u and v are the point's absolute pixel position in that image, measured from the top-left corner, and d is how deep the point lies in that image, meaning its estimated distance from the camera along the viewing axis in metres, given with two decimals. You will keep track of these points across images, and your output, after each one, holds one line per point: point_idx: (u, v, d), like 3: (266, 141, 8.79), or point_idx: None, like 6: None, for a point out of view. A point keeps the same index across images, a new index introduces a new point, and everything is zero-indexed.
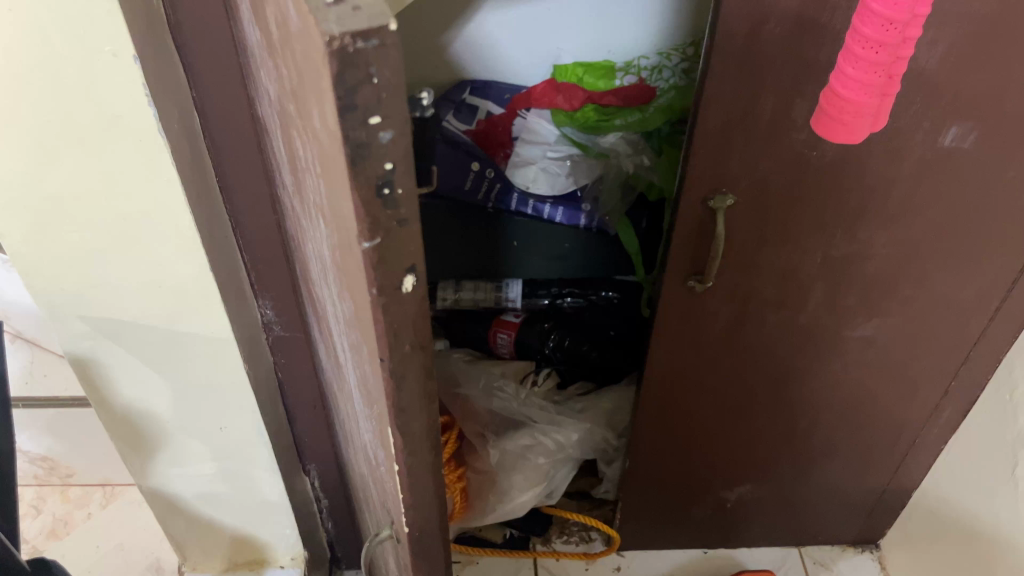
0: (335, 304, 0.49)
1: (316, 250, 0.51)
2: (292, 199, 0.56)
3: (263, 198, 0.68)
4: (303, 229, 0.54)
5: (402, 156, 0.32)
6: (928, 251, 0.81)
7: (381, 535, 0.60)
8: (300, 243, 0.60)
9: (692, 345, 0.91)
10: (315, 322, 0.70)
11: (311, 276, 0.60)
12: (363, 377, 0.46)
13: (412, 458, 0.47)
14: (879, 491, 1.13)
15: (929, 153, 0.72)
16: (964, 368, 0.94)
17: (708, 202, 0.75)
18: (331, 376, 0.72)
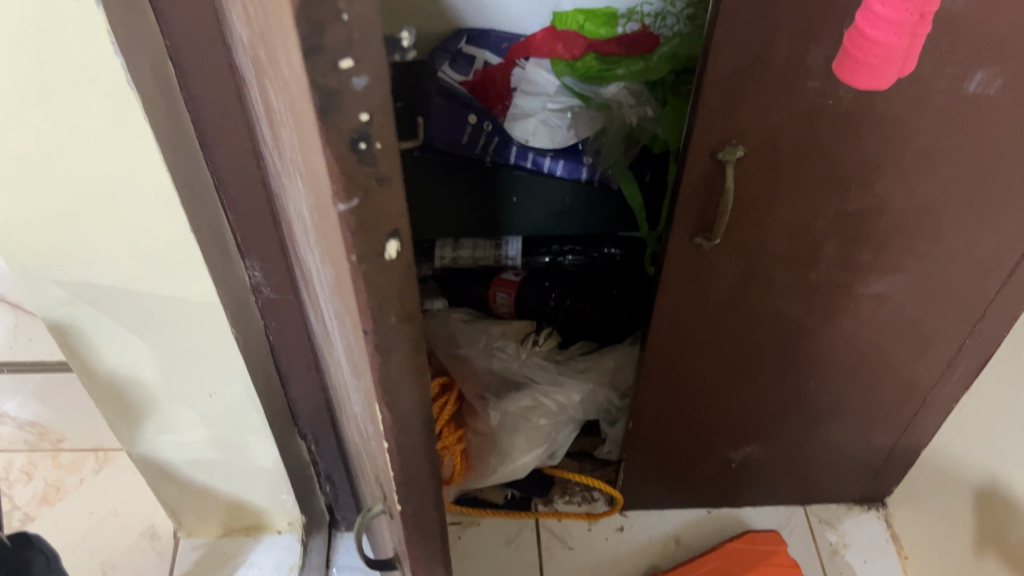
0: (320, 270, 0.46)
1: (298, 214, 0.47)
2: (272, 155, 0.53)
3: (246, 155, 0.64)
4: (286, 189, 0.51)
5: (379, 106, 0.28)
6: (946, 205, 0.77)
7: (375, 509, 0.58)
8: (284, 202, 0.57)
9: (698, 303, 0.88)
10: (303, 284, 0.67)
11: (294, 238, 0.57)
12: (349, 348, 0.43)
13: (403, 433, 0.44)
14: (888, 449, 1.11)
15: (952, 101, 0.68)
16: (980, 324, 0.91)
17: (718, 153, 0.71)
18: (322, 342, 0.68)
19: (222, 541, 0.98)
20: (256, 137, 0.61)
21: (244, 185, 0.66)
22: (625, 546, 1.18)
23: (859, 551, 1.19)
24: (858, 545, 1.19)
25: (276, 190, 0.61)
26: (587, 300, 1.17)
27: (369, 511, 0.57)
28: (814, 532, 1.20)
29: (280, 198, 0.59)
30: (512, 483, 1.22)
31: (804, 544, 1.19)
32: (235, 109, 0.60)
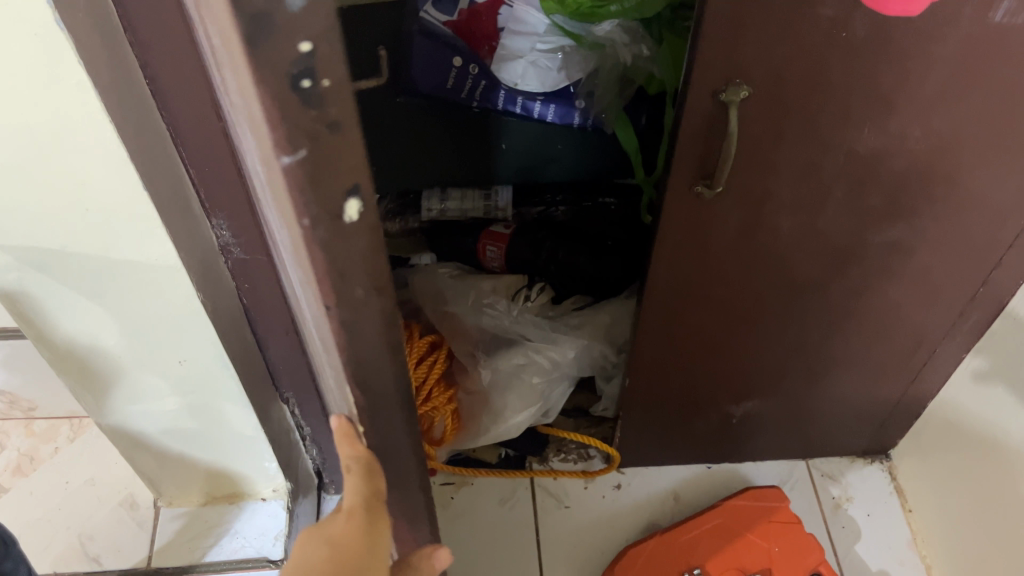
0: (282, 234, 0.40)
1: (254, 170, 0.41)
2: (225, 101, 0.44)
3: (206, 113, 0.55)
4: (243, 143, 0.43)
5: (321, 35, 0.31)
6: (965, 145, 0.72)
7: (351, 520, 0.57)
8: (245, 162, 0.49)
9: (698, 254, 0.83)
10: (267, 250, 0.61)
11: (259, 199, 0.50)
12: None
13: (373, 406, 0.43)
14: (895, 400, 1.07)
15: (977, 30, 0.62)
16: (995, 272, 0.86)
17: (720, 94, 0.66)
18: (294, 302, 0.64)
19: (204, 509, 0.94)
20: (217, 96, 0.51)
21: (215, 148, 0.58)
22: (622, 504, 1.15)
23: (861, 504, 1.16)
24: (861, 497, 1.16)
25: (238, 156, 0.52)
26: (582, 251, 1.11)
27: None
28: (816, 485, 1.17)
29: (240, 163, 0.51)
30: (506, 442, 1.19)
31: (806, 498, 1.16)
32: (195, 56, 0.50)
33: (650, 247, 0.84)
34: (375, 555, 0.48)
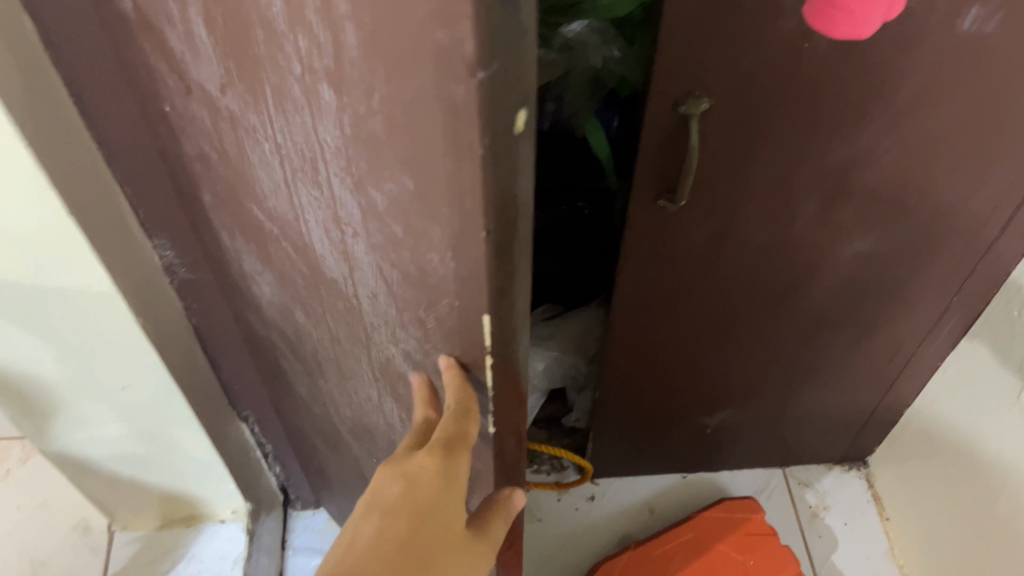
0: (351, 206, 0.41)
1: (306, 152, 0.41)
2: (238, 95, 0.42)
3: (162, 119, 0.54)
4: (270, 131, 0.42)
5: None
6: (941, 153, 0.70)
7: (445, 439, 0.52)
8: (250, 161, 0.47)
9: (666, 267, 0.80)
10: (234, 249, 0.62)
11: (270, 192, 0.48)
12: (445, 267, 0.38)
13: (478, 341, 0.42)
14: (872, 409, 1.05)
15: (948, 37, 0.59)
16: (969, 282, 0.84)
17: (679, 107, 0.63)
18: (287, 301, 0.62)
19: (160, 533, 0.93)
20: (164, 106, 0.52)
21: (172, 163, 0.59)
22: (594, 516, 1.13)
23: (839, 513, 1.14)
24: (838, 507, 1.14)
25: (215, 157, 0.51)
26: (583, 250, 1.07)
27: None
28: (793, 494, 1.16)
29: (241, 164, 0.49)
30: None
31: (783, 508, 1.14)
32: (160, 60, 0.47)
33: (616, 260, 0.81)
34: (451, 498, 0.44)
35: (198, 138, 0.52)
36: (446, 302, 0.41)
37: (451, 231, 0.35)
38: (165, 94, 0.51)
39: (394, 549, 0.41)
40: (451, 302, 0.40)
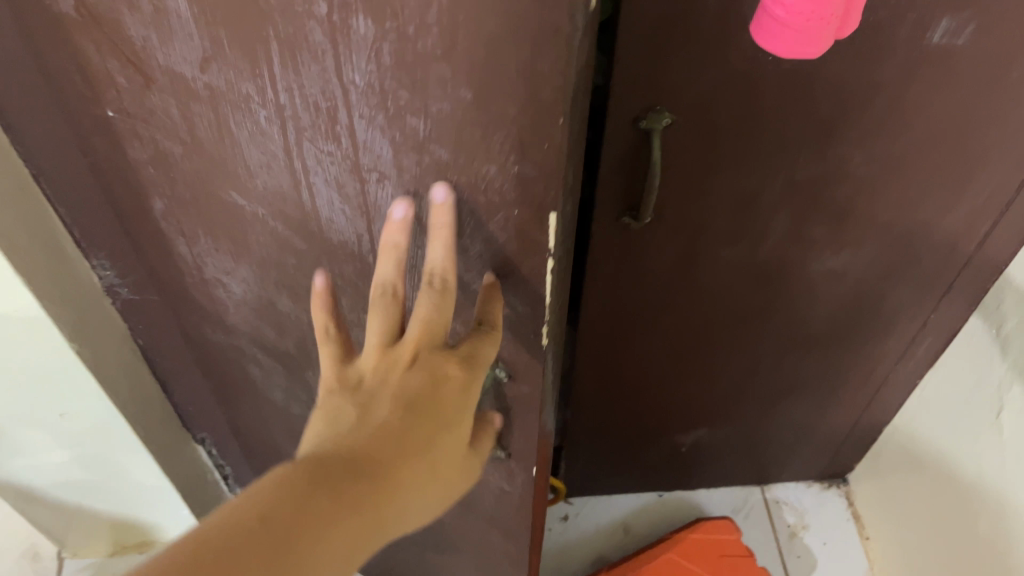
0: (383, 145, 0.41)
1: (319, 103, 0.40)
2: (227, 67, 0.41)
3: (106, 127, 0.51)
4: (269, 91, 0.41)
5: None
6: (913, 169, 0.67)
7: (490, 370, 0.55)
8: (238, 138, 0.46)
9: (634, 285, 0.77)
10: (192, 256, 0.61)
11: (263, 165, 0.47)
12: (505, 175, 0.39)
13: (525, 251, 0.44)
14: (850, 426, 1.02)
15: (916, 52, 0.57)
16: (947, 299, 0.81)
17: (640, 122, 0.60)
18: (269, 290, 0.60)
19: (110, 561, 0.91)
20: (108, 111, 0.50)
21: (117, 179, 0.56)
22: (565, 537, 1.10)
23: (818, 532, 1.12)
24: (817, 526, 1.12)
25: (179, 153, 0.50)
26: None
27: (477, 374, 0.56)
28: (770, 513, 1.13)
29: (221, 148, 0.48)
30: None
31: (760, 526, 1.12)
32: (111, 55, 0.45)
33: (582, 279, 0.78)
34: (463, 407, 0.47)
35: (155, 137, 0.50)
36: (503, 216, 0.42)
37: (517, 133, 0.37)
38: (112, 97, 0.48)
39: (394, 431, 0.42)
40: (507, 214, 0.42)
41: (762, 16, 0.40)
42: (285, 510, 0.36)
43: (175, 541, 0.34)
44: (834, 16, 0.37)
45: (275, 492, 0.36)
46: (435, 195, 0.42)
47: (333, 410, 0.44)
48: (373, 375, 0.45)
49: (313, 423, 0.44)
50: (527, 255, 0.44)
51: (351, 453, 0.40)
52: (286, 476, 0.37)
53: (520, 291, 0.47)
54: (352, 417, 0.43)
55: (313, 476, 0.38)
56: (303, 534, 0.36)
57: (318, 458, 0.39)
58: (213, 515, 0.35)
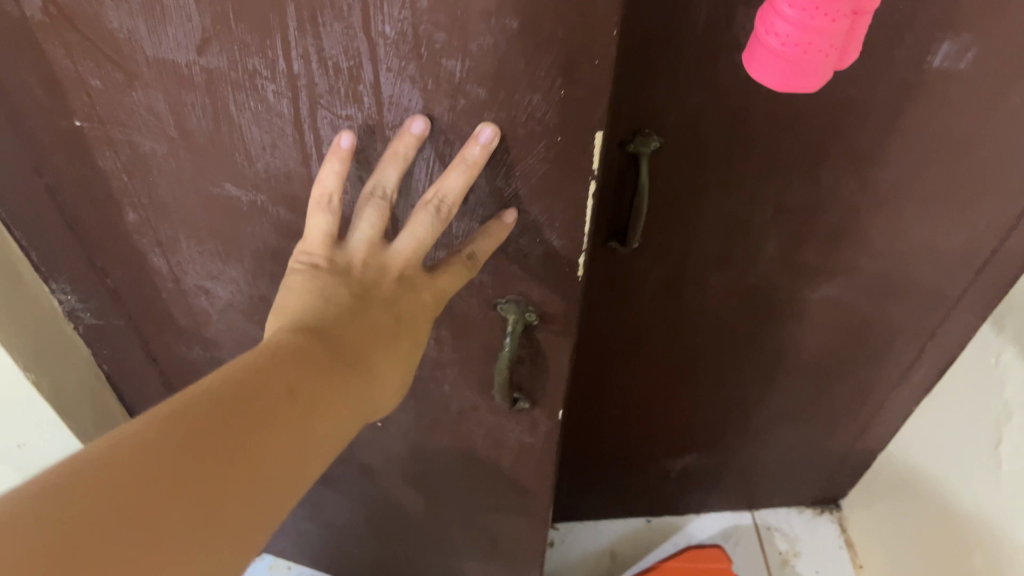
0: (413, 96, 0.42)
1: (340, 64, 0.41)
2: (230, 43, 0.42)
3: (70, 139, 0.51)
4: (281, 63, 0.42)
5: None
6: (908, 196, 0.65)
7: (513, 313, 0.54)
8: (239, 122, 0.46)
9: (620, 310, 0.75)
10: (171, 264, 0.60)
11: (267, 148, 0.47)
12: (550, 104, 0.40)
13: (562, 187, 0.45)
14: (843, 452, 0.99)
15: (913, 75, 0.54)
16: (942, 327, 0.79)
17: (626, 145, 0.57)
18: (263, 283, 0.59)
19: None
20: (74, 121, 0.49)
21: (83, 199, 0.55)
22: (549, 564, 1.08)
23: (809, 560, 1.09)
24: (809, 554, 1.09)
25: (163, 153, 0.50)
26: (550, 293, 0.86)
27: (507, 320, 0.55)
28: (761, 540, 1.10)
29: (218, 137, 0.48)
30: None
31: (750, 553, 1.09)
32: (85, 57, 0.45)
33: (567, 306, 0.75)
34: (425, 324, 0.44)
35: (134, 138, 0.49)
36: (545, 146, 0.43)
37: (565, 56, 0.38)
38: (80, 105, 0.48)
39: (377, 332, 0.41)
40: (549, 143, 0.42)
41: (756, 45, 0.37)
42: (276, 394, 0.34)
43: (161, 406, 0.32)
44: (833, 49, 0.35)
45: (268, 373, 0.34)
46: (480, 133, 0.42)
47: (320, 287, 0.40)
48: (360, 270, 0.42)
49: (287, 298, 0.41)
50: (570, 184, 0.45)
51: (343, 344, 0.39)
52: (279, 357, 0.36)
53: (555, 230, 0.48)
54: (342, 304, 0.40)
55: (305, 360, 0.36)
56: (291, 420, 0.34)
57: (312, 342, 0.37)
58: (201, 385, 0.33)
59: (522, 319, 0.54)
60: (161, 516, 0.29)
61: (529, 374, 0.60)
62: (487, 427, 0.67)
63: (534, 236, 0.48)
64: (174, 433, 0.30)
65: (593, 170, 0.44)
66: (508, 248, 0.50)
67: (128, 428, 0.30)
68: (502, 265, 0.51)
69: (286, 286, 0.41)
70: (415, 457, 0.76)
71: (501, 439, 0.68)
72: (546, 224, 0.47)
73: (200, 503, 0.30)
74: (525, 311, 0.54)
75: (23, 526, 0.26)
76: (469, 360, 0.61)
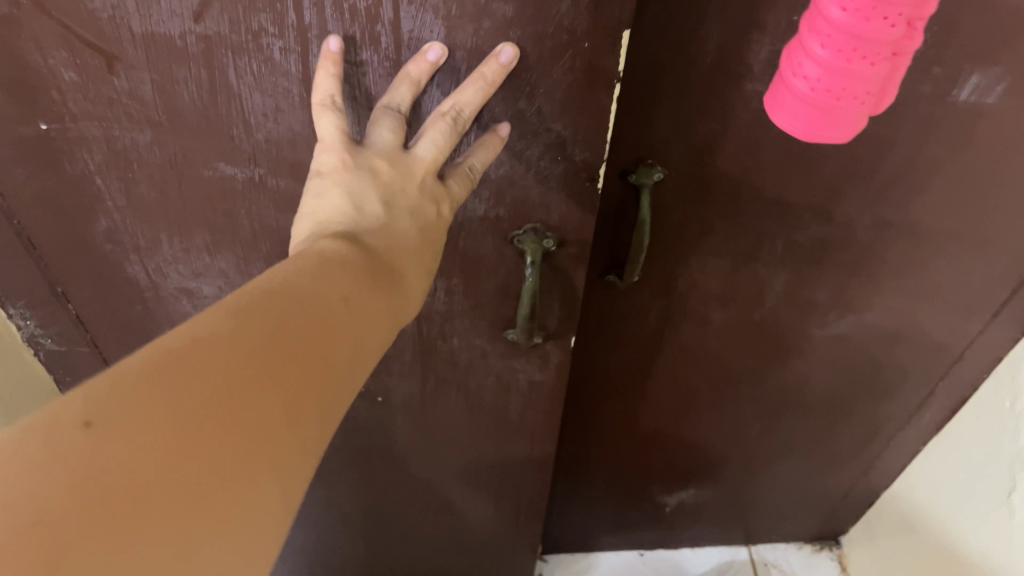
0: (435, 27, 0.39)
1: (357, 6, 0.38)
2: (232, 3, 0.38)
3: (33, 145, 0.46)
4: (289, 16, 0.39)
5: None
6: (926, 234, 0.61)
7: (530, 242, 0.50)
8: (239, 90, 0.43)
9: (617, 346, 0.71)
10: (148, 270, 0.56)
11: (269, 114, 0.44)
12: (579, 13, 0.39)
13: (586, 102, 0.43)
14: (845, 490, 0.96)
15: (938, 108, 0.50)
16: (955, 367, 0.75)
17: (628, 176, 0.53)
18: (256, 269, 0.56)
19: None
20: (39, 125, 0.45)
21: (45, 215, 0.51)
22: None
23: None
24: None
25: (146, 142, 0.46)
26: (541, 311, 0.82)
27: (525, 252, 0.51)
28: None
29: (212, 113, 0.44)
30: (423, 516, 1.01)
31: None
32: (57, 47, 0.40)
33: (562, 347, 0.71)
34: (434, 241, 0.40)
35: (114, 130, 0.45)
36: (572, 55, 0.41)
37: None
38: (46, 104, 0.44)
39: (403, 248, 0.37)
40: (575, 52, 0.40)
41: (784, 88, 0.35)
42: (333, 298, 0.30)
43: (213, 306, 0.27)
44: (868, 97, 0.33)
45: (322, 277, 0.31)
46: (498, 53, 0.40)
47: (353, 193, 0.36)
48: (386, 176, 0.38)
49: (319, 207, 0.36)
50: (596, 93, 0.43)
51: (383, 256, 0.35)
52: (327, 263, 0.32)
53: (580, 145, 0.45)
54: (375, 216, 0.36)
55: (360, 260, 0.33)
56: (348, 330, 0.30)
57: (357, 253, 0.33)
58: (266, 275, 0.30)
59: (541, 248, 0.51)
60: (248, 422, 0.25)
61: (545, 306, 0.57)
62: (496, 374, 0.64)
63: (555, 156, 0.46)
64: (242, 332, 0.27)
65: (619, 74, 0.42)
66: (529, 173, 0.47)
67: (177, 333, 0.26)
68: (520, 196, 0.48)
69: (315, 192, 0.37)
70: (412, 439, 0.73)
71: (511, 385, 0.65)
72: (569, 140, 0.45)
73: (272, 415, 0.26)
74: (543, 239, 0.51)
75: (115, 431, 0.23)
76: (479, 316, 0.58)
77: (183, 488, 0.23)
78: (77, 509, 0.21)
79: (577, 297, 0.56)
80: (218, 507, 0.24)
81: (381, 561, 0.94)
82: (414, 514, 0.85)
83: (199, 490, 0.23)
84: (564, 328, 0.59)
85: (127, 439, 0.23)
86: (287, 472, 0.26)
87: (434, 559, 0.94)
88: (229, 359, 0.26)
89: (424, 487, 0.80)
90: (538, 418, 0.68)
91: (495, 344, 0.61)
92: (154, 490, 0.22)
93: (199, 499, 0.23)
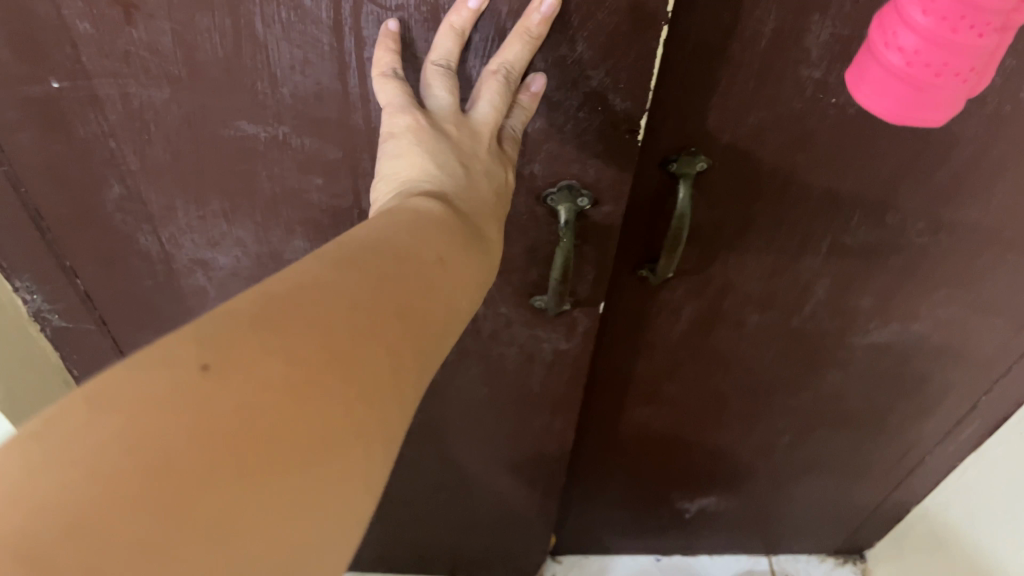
0: None
1: None
2: None
3: (43, 107, 0.43)
4: None
5: None
6: (983, 242, 0.57)
7: (563, 200, 0.48)
8: (265, 39, 0.40)
9: (645, 347, 0.67)
10: (162, 240, 0.54)
11: (296, 66, 0.41)
12: None
13: (630, 48, 0.40)
14: (874, 504, 0.92)
15: (1009, 105, 0.47)
16: (1001, 382, 0.72)
17: (669, 165, 0.49)
18: (275, 236, 0.53)
19: None
20: (50, 84, 0.42)
21: (53, 184, 0.48)
22: None
23: None
24: None
25: (163, 101, 0.43)
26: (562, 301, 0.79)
27: (557, 213, 0.48)
28: None
29: (236, 65, 0.41)
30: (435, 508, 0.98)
31: None
32: None
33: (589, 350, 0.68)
34: (502, 196, 0.40)
35: (128, 88, 0.43)
36: None
37: None
38: (58, 61, 0.41)
39: (484, 208, 0.37)
40: None
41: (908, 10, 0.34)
42: (428, 258, 0.29)
43: (312, 259, 0.26)
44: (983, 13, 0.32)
45: (414, 238, 0.30)
46: (541, 4, 0.37)
47: (430, 153, 0.36)
48: (457, 137, 0.38)
49: (398, 169, 0.36)
50: (641, 37, 0.39)
51: (468, 219, 0.35)
52: (417, 224, 0.31)
53: (622, 93, 0.42)
54: (455, 176, 0.36)
55: (450, 224, 0.32)
56: (449, 291, 0.30)
57: (449, 210, 0.33)
58: (360, 232, 0.29)
59: (574, 207, 0.48)
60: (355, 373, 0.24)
61: (576, 274, 0.54)
62: (519, 345, 0.61)
63: (595, 107, 0.43)
64: (345, 286, 0.25)
65: (666, 13, 0.38)
66: (567, 126, 0.44)
67: (282, 282, 0.25)
68: (557, 150, 0.45)
69: (391, 154, 0.37)
70: (429, 415, 0.70)
71: (534, 355, 0.62)
72: (611, 88, 0.42)
73: (383, 370, 0.25)
74: (578, 198, 0.48)
75: (231, 375, 0.22)
76: (506, 284, 0.55)
77: (293, 438, 0.22)
78: (187, 458, 0.20)
79: (609, 262, 0.53)
80: (327, 463, 0.22)
81: (392, 543, 0.92)
82: (428, 493, 0.83)
83: (305, 442, 0.22)
84: (594, 296, 0.56)
85: (237, 383, 0.22)
86: (391, 428, 0.25)
87: (445, 539, 0.92)
88: (333, 310, 0.24)
89: (442, 466, 0.78)
90: (560, 390, 0.66)
91: (520, 314, 0.58)
92: (266, 442, 0.21)
93: (310, 451, 0.22)
